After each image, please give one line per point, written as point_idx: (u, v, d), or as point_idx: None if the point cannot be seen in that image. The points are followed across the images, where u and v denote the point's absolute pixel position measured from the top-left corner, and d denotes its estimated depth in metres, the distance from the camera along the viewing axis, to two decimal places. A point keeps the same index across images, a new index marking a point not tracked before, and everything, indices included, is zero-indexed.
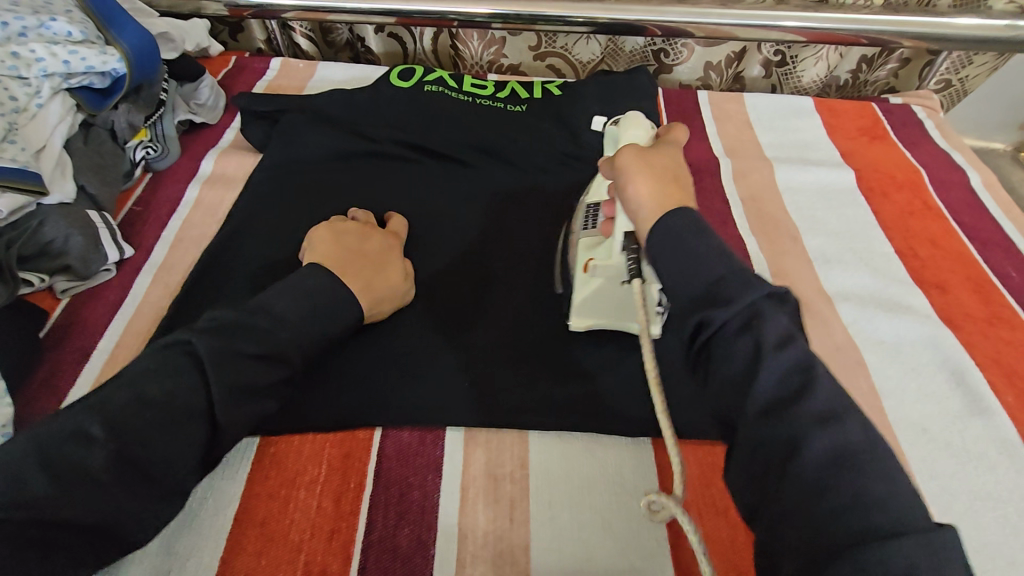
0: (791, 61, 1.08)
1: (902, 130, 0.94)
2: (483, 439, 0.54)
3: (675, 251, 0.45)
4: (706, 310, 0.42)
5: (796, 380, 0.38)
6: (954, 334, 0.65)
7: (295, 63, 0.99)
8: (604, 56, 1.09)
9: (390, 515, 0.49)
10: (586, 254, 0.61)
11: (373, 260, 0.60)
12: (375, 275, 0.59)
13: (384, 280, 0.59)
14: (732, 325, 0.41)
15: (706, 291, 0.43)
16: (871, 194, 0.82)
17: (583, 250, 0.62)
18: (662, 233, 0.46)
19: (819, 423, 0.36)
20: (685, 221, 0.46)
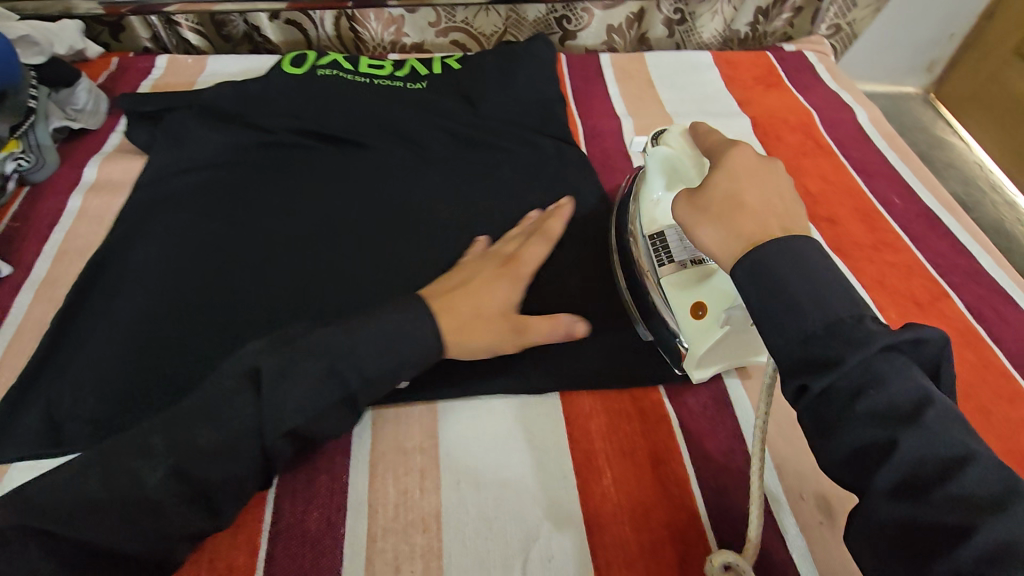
0: (689, 18, 1.10)
1: (795, 76, 0.98)
2: (392, 416, 0.53)
3: (769, 297, 0.38)
4: (807, 375, 0.36)
5: (872, 379, 0.34)
6: (843, 262, 0.69)
7: (183, 59, 0.95)
8: (507, 27, 1.08)
9: (298, 501, 0.48)
10: (684, 296, 0.54)
11: (477, 293, 0.51)
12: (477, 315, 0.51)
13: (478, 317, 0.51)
14: (842, 387, 0.34)
15: (871, 404, 0.33)
16: (766, 139, 0.85)
17: (675, 289, 0.55)
18: (752, 274, 0.39)
19: (908, 424, 0.32)
20: (787, 254, 0.39)
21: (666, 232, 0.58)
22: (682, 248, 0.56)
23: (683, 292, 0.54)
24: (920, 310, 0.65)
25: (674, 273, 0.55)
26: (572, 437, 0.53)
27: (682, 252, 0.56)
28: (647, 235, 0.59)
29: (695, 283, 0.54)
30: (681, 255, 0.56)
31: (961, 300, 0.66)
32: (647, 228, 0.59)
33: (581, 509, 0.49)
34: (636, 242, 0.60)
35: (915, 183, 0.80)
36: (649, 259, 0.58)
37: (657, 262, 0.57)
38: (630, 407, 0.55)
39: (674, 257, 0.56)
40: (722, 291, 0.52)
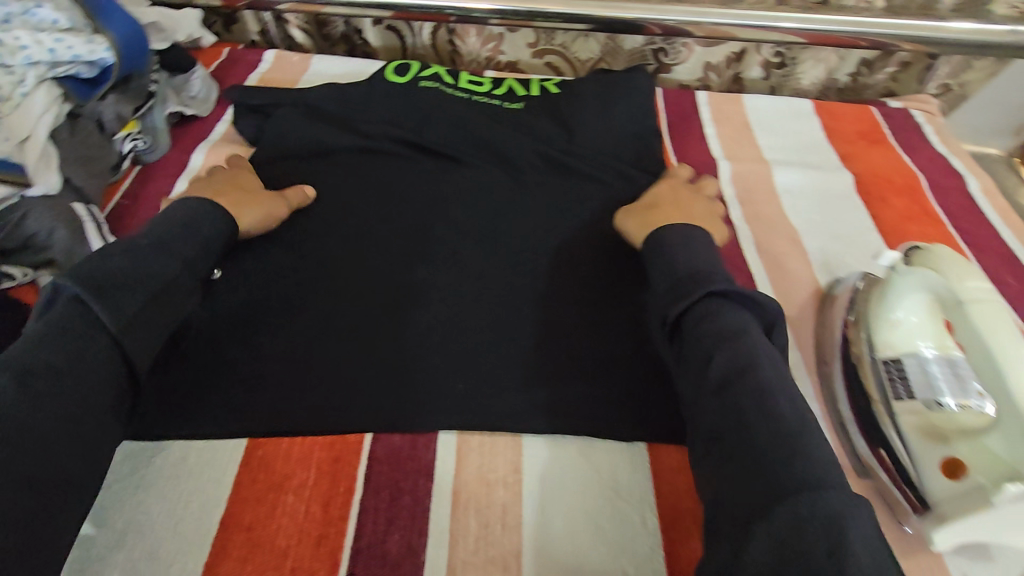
0: (790, 63, 1.08)
1: (901, 134, 0.94)
2: (476, 443, 0.53)
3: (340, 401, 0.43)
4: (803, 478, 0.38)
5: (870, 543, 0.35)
6: None
7: (290, 56, 0.98)
8: (603, 54, 1.08)
9: (380, 520, 0.48)
10: (931, 446, 0.48)
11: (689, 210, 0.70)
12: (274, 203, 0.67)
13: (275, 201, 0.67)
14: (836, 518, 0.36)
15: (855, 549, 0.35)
16: (870, 198, 0.81)
17: (918, 433, 0.50)
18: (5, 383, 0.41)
19: None
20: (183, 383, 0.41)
21: (903, 361, 0.53)
22: (927, 386, 0.51)
23: (929, 439, 0.49)
24: None
25: (914, 413, 0.51)
26: (658, 492, 0.51)
27: (928, 390, 0.51)
28: (878, 360, 0.55)
29: (950, 435, 0.48)
30: (925, 393, 0.51)
31: None
32: (881, 351, 0.55)
33: (666, 571, 0.46)
34: (863, 364, 0.55)
35: None
36: (878, 387, 0.53)
37: (893, 394, 0.52)
38: None
39: (914, 395, 0.51)
40: (994, 455, 0.44)
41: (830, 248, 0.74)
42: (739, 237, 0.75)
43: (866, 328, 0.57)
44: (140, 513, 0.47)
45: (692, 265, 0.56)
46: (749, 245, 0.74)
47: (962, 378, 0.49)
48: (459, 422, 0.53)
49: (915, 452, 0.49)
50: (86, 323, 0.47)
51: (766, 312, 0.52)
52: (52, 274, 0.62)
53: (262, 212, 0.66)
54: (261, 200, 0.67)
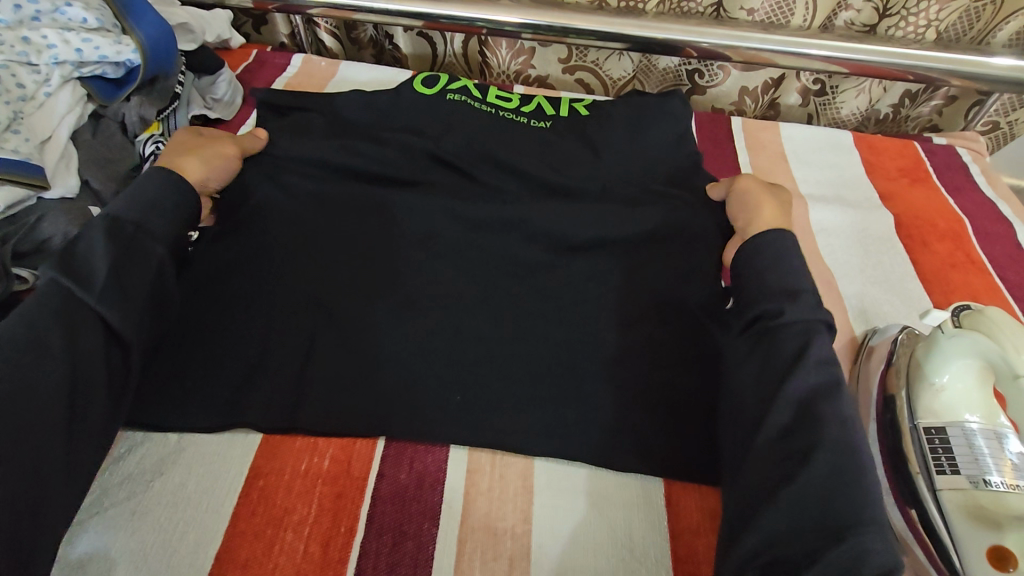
0: (830, 91, 1.04)
1: (945, 174, 0.89)
2: (485, 488, 0.50)
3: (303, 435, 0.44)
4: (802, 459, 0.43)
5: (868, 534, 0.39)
6: None
7: (317, 61, 0.96)
8: (636, 73, 1.05)
9: (381, 566, 0.45)
10: (980, 531, 0.45)
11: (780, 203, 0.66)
12: (212, 153, 0.65)
13: (213, 150, 0.66)
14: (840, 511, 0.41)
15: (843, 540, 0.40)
16: (910, 242, 0.77)
17: (963, 516, 0.46)
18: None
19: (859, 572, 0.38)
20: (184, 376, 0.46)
21: (948, 429, 0.50)
22: (973, 462, 0.47)
23: (979, 524, 0.45)
24: None
25: (958, 491, 0.47)
26: (675, 554, 0.48)
27: (975, 467, 0.47)
28: (919, 427, 0.51)
29: (996, 518, 0.45)
30: (971, 470, 0.47)
31: None
32: (923, 419, 0.51)
33: None
34: (901, 432, 0.52)
35: None
36: (918, 458, 0.50)
37: (935, 467, 0.49)
38: None
39: (959, 470, 0.48)
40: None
41: (866, 294, 0.70)
42: None
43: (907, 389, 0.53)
44: (135, 543, 0.45)
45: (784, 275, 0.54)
46: None
47: (1011, 457, 0.47)
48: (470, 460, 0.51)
49: (961, 533, 0.45)
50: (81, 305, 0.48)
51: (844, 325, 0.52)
52: None
53: (204, 161, 0.65)
54: (198, 151, 0.66)
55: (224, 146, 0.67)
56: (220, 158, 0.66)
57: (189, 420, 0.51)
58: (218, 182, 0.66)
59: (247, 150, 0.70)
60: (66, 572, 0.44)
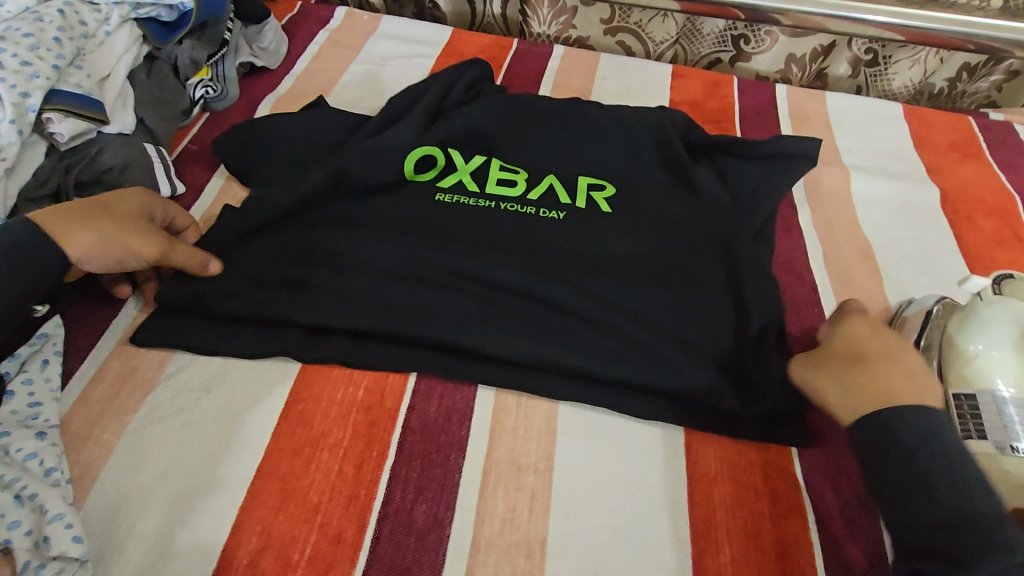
0: (882, 62, 1.00)
1: (999, 151, 0.86)
2: (510, 425, 0.52)
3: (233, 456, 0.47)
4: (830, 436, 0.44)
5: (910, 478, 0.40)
6: None
7: (360, 14, 0.97)
8: (679, 36, 1.03)
9: (409, 489, 0.48)
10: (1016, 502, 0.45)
11: (888, 343, 0.49)
12: (114, 229, 0.50)
13: (125, 238, 0.50)
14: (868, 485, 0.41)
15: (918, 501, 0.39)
16: (956, 217, 0.75)
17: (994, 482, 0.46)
18: None
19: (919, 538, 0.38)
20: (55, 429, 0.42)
21: (979, 396, 0.49)
22: (1002, 428, 0.47)
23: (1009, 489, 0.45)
24: None
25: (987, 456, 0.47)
26: (693, 499, 0.49)
27: (1004, 433, 0.47)
28: (948, 393, 0.51)
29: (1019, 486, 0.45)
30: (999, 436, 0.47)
31: None
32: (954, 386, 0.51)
33: None
34: None
35: None
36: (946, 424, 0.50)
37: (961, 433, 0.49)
38: (759, 483, 0.50)
39: (986, 436, 0.47)
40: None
41: (904, 265, 0.69)
42: (806, 244, 0.71)
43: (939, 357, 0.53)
44: (184, 452, 0.49)
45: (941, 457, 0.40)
46: (818, 255, 0.69)
47: None
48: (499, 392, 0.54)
49: None
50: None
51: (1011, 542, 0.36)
52: None
53: (95, 240, 0.49)
54: (98, 223, 0.49)
55: (141, 245, 0.51)
56: (121, 247, 0.50)
57: (236, 346, 0.54)
58: (95, 266, 0.50)
59: (173, 262, 0.54)
60: (122, 472, 0.47)
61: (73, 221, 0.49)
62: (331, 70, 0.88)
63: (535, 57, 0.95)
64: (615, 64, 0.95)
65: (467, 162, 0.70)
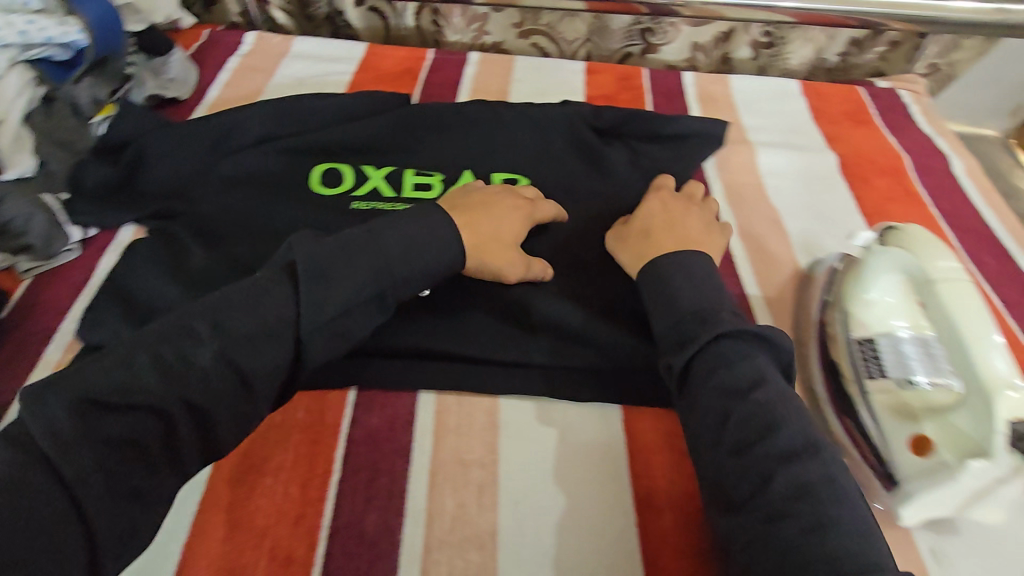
0: (778, 43, 1.07)
1: (887, 115, 0.93)
2: (454, 425, 0.53)
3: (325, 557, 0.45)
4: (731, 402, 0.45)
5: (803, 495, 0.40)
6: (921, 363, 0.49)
7: (270, 37, 0.96)
8: (590, 34, 1.07)
9: (358, 500, 0.48)
10: (901, 424, 0.49)
11: (499, 212, 0.58)
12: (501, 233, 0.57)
13: (497, 235, 0.57)
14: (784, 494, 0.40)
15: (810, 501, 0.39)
16: (852, 179, 0.81)
17: (890, 415, 0.50)
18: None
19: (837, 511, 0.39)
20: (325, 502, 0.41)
21: (878, 342, 0.53)
22: (900, 364, 0.51)
23: (903, 420, 0.49)
24: None
25: (883, 392, 0.51)
26: (633, 471, 0.51)
27: (899, 369, 0.51)
28: (852, 340, 0.55)
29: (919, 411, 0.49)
30: (898, 373, 0.51)
31: None
32: (856, 334, 0.55)
33: (640, 549, 0.47)
34: (835, 340, 0.57)
35: (1012, 246, 0.75)
36: (854, 369, 0.54)
37: (865, 375, 0.53)
38: None
39: (887, 375, 0.51)
40: (965, 433, 0.45)
41: (809, 228, 0.74)
42: (721, 220, 0.75)
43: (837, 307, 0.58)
44: None
45: (757, 415, 0.43)
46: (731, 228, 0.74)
47: (935, 357, 0.49)
48: (441, 385, 0.55)
49: (882, 427, 0.50)
50: (189, 326, 0.43)
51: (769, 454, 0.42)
52: (32, 260, 0.64)
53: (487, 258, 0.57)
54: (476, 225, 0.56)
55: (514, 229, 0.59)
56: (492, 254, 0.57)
57: None
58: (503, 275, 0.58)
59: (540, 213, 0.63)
60: None
61: (480, 236, 0.56)
62: (246, 95, 0.87)
63: (451, 66, 0.96)
64: (530, 65, 0.98)
65: (378, 170, 0.75)
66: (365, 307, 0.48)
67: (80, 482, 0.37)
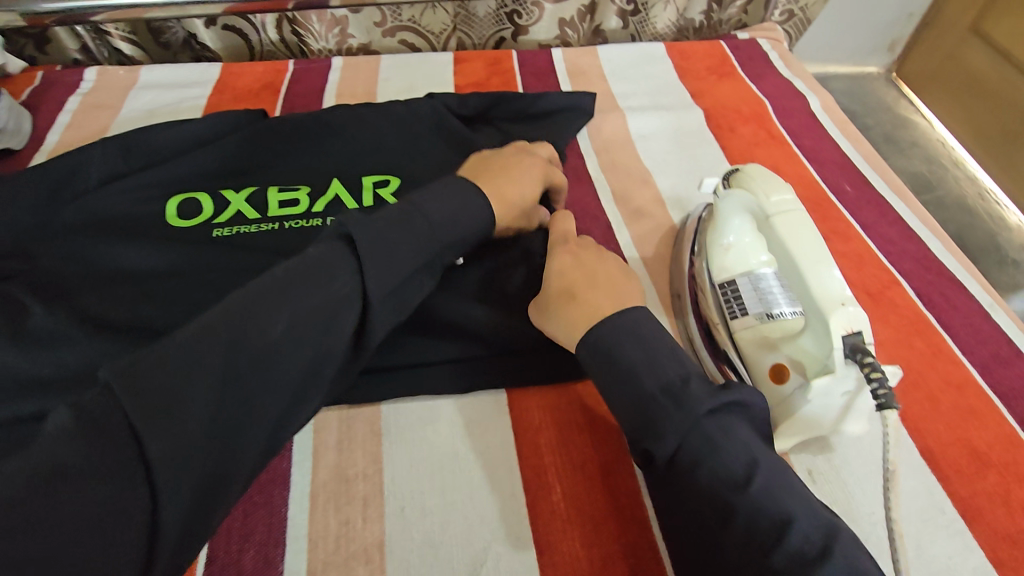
0: (642, 9, 1.08)
1: (748, 65, 0.97)
2: (334, 441, 0.51)
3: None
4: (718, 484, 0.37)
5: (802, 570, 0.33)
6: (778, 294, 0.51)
7: (114, 70, 0.90)
8: (456, 24, 1.06)
9: (233, 539, 0.46)
10: (763, 355, 0.51)
11: (516, 173, 0.56)
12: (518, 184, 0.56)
13: (522, 195, 0.56)
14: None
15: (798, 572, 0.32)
16: (720, 131, 0.83)
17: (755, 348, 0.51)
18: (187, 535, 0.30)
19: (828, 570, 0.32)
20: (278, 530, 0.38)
21: (738, 280, 0.54)
22: (759, 300, 0.51)
23: (763, 350, 0.51)
24: (871, 301, 0.63)
25: (747, 329, 0.52)
26: (520, 452, 0.51)
27: (756, 302, 0.52)
28: (716, 283, 0.56)
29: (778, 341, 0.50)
30: (755, 307, 0.51)
31: (911, 287, 0.65)
32: (716, 275, 0.55)
33: (531, 528, 0.47)
34: (704, 289, 0.57)
35: (868, 172, 0.79)
36: (720, 312, 0.55)
37: (729, 315, 0.53)
38: (578, 417, 0.53)
39: (747, 311, 0.52)
40: (811, 354, 0.47)
41: (680, 184, 0.76)
42: (596, 188, 0.75)
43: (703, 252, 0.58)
44: None
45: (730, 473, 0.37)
46: (606, 196, 0.75)
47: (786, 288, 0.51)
48: None
49: (749, 362, 0.51)
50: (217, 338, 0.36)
51: (755, 411, 0.41)
52: None
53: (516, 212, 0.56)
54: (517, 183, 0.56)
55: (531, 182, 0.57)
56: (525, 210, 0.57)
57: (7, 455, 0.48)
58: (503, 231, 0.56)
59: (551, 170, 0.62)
60: None
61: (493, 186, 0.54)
62: (90, 134, 0.81)
63: (314, 74, 0.93)
64: (397, 62, 0.95)
65: (240, 193, 0.68)
66: (412, 281, 0.46)
67: (166, 463, 0.31)
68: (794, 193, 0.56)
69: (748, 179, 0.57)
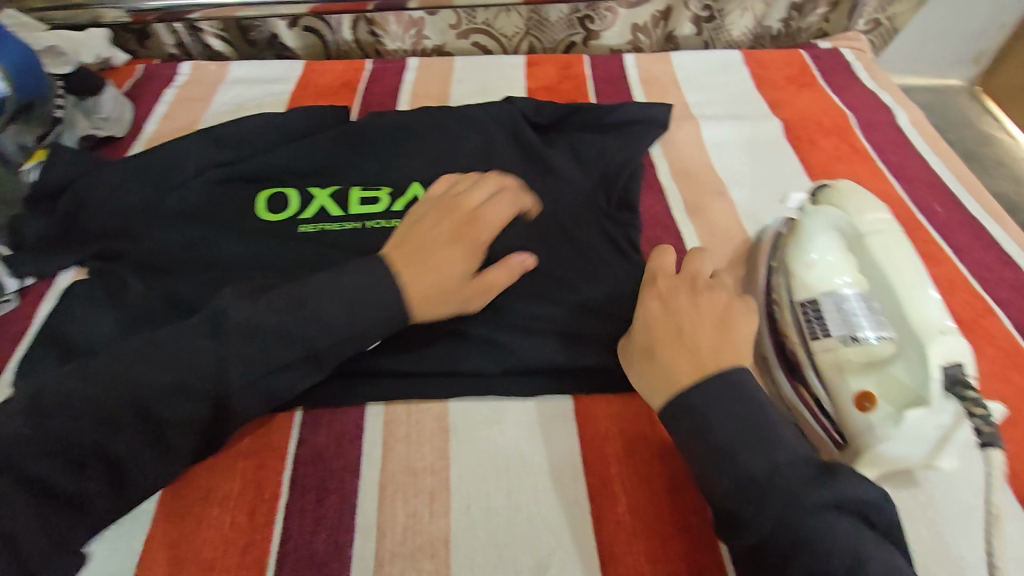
0: (718, 15, 1.06)
1: (830, 76, 0.93)
2: (403, 434, 0.53)
3: None
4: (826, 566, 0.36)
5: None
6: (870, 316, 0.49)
7: (206, 65, 0.96)
8: (528, 28, 1.06)
9: (306, 521, 0.48)
10: (846, 380, 0.48)
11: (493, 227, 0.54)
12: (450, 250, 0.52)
13: (465, 257, 0.52)
14: None
15: None
16: (798, 143, 0.80)
17: (839, 373, 0.49)
18: None
19: None
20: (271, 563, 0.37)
21: (820, 300, 0.52)
22: (843, 322, 0.49)
23: (851, 376, 0.48)
24: (962, 329, 0.60)
25: (831, 352, 0.49)
26: (586, 461, 0.51)
27: (841, 326, 0.49)
28: (796, 301, 0.53)
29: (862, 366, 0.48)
30: (839, 330, 0.49)
31: (1008, 318, 0.61)
32: (797, 294, 0.53)
33: (596, 538, 0.46)
34: (782, 307, 0.54)
35: (959, 192, 0.74)
36: (799, 332, 0.52)
37: (810, 336, 0.51)
38: (648, 430, 0.53)
39: (830, 333, 0.50)
40: (901, 383, 0.46)
41: (755, 197, 0.74)
42: (668, 198, 0.74)
43: (782, 269, 0.56)
44: None
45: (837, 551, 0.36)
46: (678, 206, 0.73)
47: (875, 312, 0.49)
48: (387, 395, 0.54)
49: (831, 387, 0.49)
50: None
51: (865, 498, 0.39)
52: None
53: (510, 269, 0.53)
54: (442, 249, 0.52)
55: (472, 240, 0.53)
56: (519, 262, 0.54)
57: None
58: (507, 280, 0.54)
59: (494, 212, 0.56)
60: None
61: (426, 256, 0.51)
62: (183, 125, 0.86)
63: (390, 75, 0.96)
64: (470, 64, 0.97)
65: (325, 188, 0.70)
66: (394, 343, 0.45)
67: None
68: (889, 211, 0.53)
69: (839, 197, 0.55)
